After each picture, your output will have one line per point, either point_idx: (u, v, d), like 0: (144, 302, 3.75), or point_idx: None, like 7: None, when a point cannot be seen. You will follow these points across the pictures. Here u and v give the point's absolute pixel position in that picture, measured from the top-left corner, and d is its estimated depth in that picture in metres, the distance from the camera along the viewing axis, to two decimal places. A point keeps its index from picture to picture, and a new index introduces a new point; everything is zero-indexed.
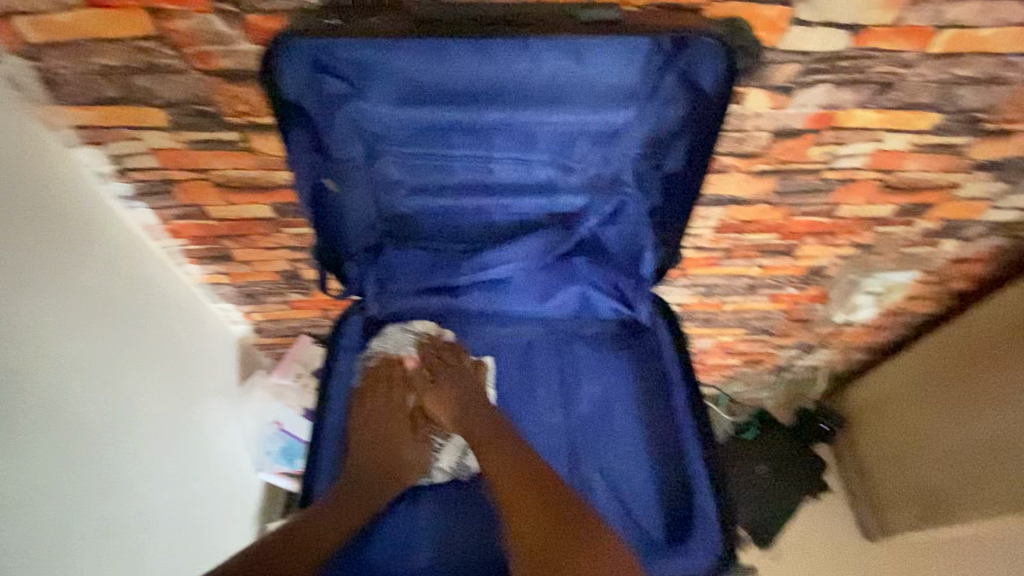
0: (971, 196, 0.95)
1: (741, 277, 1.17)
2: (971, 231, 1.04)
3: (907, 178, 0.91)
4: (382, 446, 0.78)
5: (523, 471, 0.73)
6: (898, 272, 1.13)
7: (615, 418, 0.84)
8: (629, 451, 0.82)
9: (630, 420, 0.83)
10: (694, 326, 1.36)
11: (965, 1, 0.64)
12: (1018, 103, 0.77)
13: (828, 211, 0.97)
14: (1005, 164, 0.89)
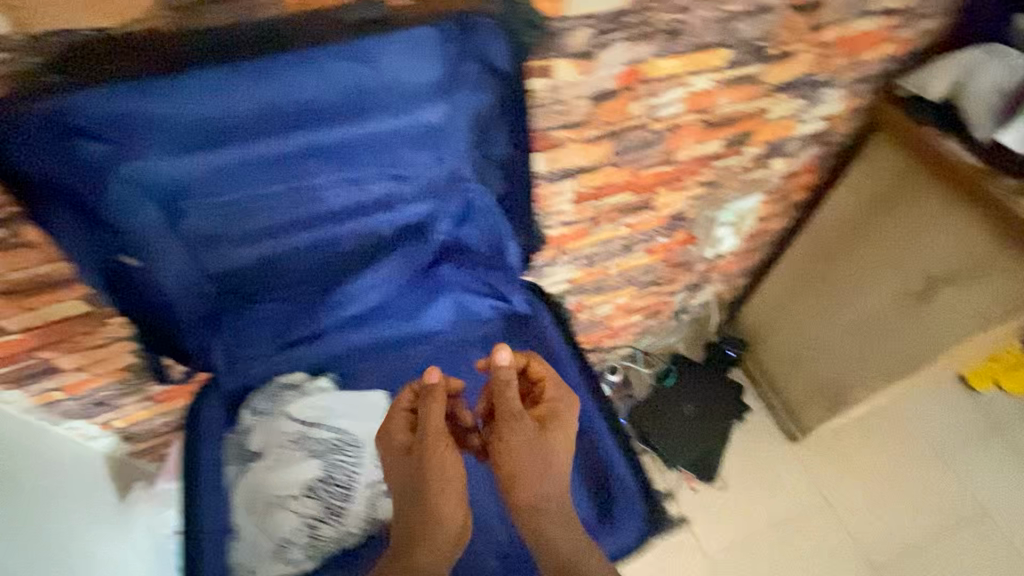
0: (780, 116, 1.05)
1: (614, 239, 1.21)
2: (791, 147, 1.15)
3: (722, 113, 0.97)
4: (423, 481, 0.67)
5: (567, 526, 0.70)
6: (744, 199, 1.22)
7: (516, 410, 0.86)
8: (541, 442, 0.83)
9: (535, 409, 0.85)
10: (590, 295, 1.39)
11: None
12: (788, 26, 0.85)
13: (667, 159, 1.03)
14: (796, 83, 0.98)
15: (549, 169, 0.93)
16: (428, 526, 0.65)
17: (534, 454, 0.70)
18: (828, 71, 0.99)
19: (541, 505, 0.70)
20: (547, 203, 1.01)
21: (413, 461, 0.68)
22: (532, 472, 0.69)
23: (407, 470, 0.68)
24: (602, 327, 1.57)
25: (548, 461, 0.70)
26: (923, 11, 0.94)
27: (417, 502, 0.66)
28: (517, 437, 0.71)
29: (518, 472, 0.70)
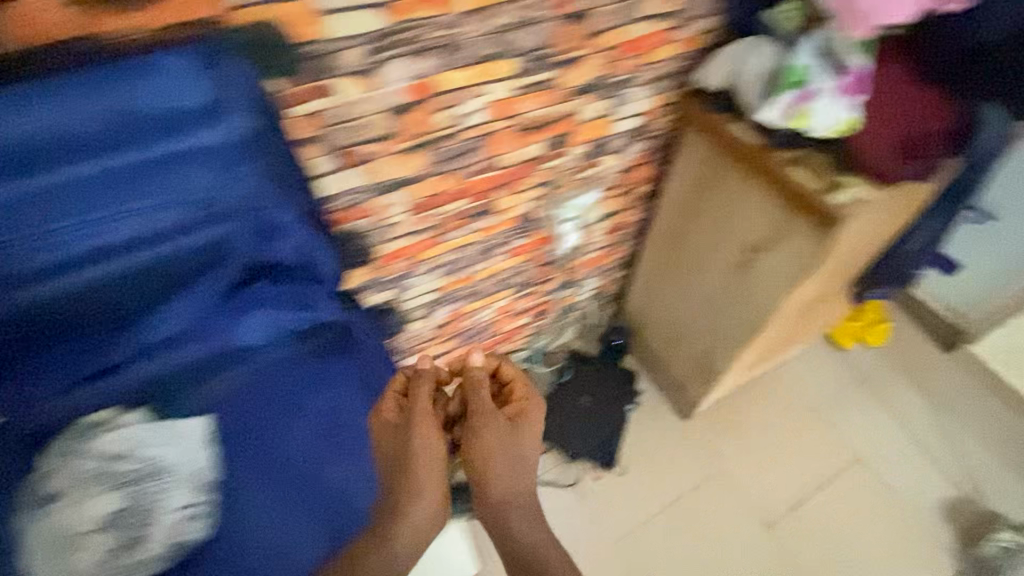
0: (594, 116, 1.14)
1: (470, 245, 1.26)
2: (616, 143, 1.25)
3: (531, 117, 1.05)
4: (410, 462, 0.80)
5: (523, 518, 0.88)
6: (585, 194, 1.31)
7: (344, 431, 0.84)
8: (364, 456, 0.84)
9: (359, 428, 0.85)
10: (466, 303, 1.43)
11: None
12: (563, 35, 0.95)
13: (493, 164, 1.09)
14: (597, 85, 1.08)
15: (372, 183, 0.97)
16: (417, 495, 0.79)
17: (501, 451, 0.86)
18: (625, 72, 1.09)
19: (505, 500, 0.87)
20: (381, 216, 1.04)
21: (407, 437, 0.81)
22: (503, 467, 0.85)
23: (395, 441, 0.81)
24: (490, 332, 1.61)
25: (518, 457, 0.86)
26: (694, 14, 1.07)
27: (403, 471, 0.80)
28: (493, 432, 0.87)
29: (491, 464, 0.85)
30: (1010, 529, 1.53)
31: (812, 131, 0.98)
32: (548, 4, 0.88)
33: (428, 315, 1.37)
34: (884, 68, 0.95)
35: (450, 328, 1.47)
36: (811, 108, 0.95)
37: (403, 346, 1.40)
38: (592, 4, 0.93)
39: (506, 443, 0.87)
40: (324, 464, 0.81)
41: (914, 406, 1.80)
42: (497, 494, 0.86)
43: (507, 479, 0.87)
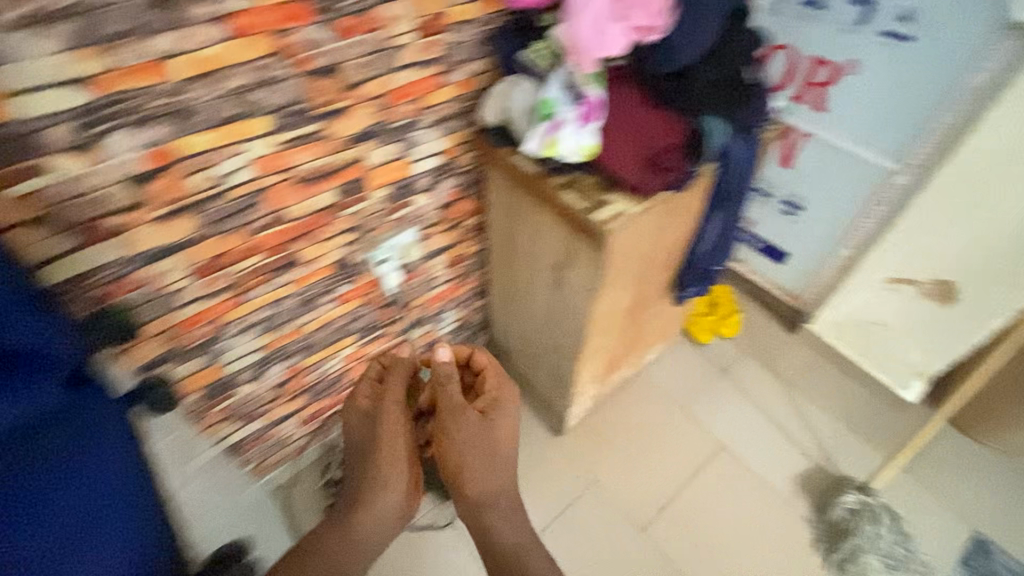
0: (386, 159, 1.16)
1: (286, 299, 1.23)
2: (422, 183, 1.27)
3: (308, 169, 1.05)
4: (389, 440, 1.17)
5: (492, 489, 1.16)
6: (401, 235, 1.31)
7: (102, 519, 0.74)
8: (122, 544, 0.76)
9: (112, 513, 0.75)
10: (304, 357, 1.39)
11: (156, 36, 0.77)
12: (316, 89, 0.96)
13: (280, 218, 1.09)
14: (376, 131, 1.10)
15: (135, 253, 0.94)
16: (386, 485, 1.14)
17: (476, 446, 1.16)
18: (404, 116, 1.12)
19: (487, 487, 1.16)
20: (161, 284, 1.01)
21: (383, 437, 1.17)
22: (477, 462, 1.15)
23: (372, 430, 1.19)
24: (347, 381, 1.58)
25: (490, 449, 1.17)
26: (460, 57, 1.12)
27: (379, 459, 1.15)
28: (465, 431, 1.17)
29: (466, 454, 1.16)
30: (855, 491, 1.63)
31: (565, 158, 1.05)
32: (286, 62, 0.90)
33: (259, 376, 1.32)
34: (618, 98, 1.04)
35: (292, 384, 1.43)
36: (558, 139, 1.02)
37: (240, 410, 1.35)
38: (337, 58, 0.95)
39: (477, 431, 1.17)
40: (81, 561, 0.70)
41: (768, 388, 1.93)
42: (474, 487, 1.15)
43: (484, 475, 1.16)
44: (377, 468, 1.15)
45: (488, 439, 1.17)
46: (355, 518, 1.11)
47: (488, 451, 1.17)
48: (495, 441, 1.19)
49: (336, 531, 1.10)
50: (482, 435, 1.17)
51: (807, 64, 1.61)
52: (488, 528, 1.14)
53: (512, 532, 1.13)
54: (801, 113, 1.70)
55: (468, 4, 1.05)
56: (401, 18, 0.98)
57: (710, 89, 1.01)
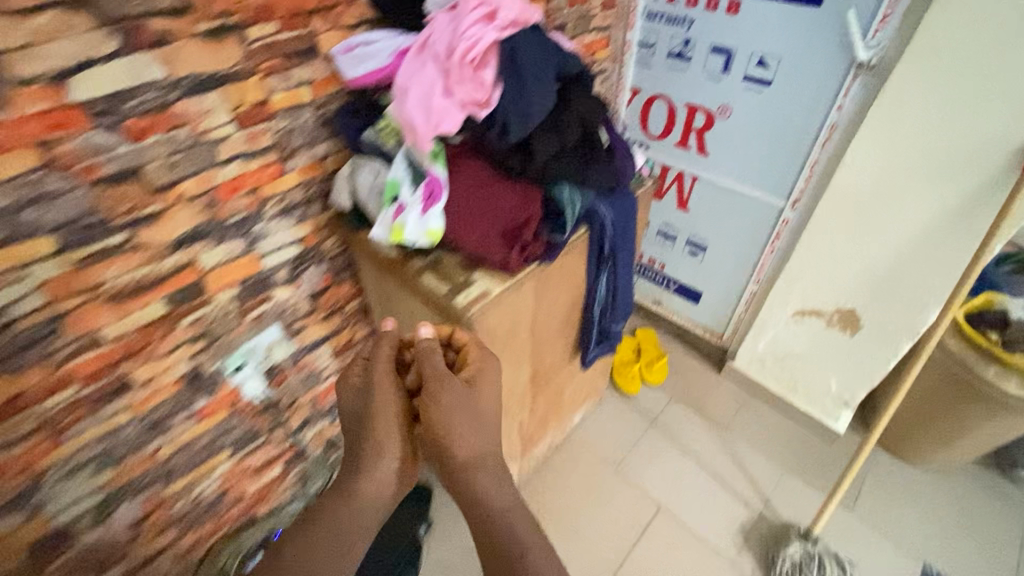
0: (228, 258, 1.04)
1: (124, 427, 1.05)
2: (282, 275, 1.15)
3: (123, 284, 0.90)
4: (373, 416, 0.90)
5: (483, 459, 0.86)
6: (263, 333, 1.18)
7: None
8: None
9: None
10: (165, 487, 1.19)
11: None
12: (115, 197, 0.83)
13: (96, 343, 0.92)
14: (208, 230, 0.97)
15: None
16: (375, 455, 0.90)
17: (461, 415, 0.86)
18: (242, 210, 1.01)
19: (476, 463, 0.85)
20: None
21: (371, 407, 0.91)
22: (464, 427, 0.85)
23: (361, 398, 0.94)
24: (231, 499, 1.37)
25: (478, 412, 0.87)
26: (300, 141, 1.03)
27: (365, 431, 0.90)
28: (449, 398, 0.86)
29: (453, 424, 0.85)
30: (797, 538, 1.54)
31: (415, 245, 0.94)
32: (64, 172, 0.77)
33: (104, 519, 1.11)
34: (462, 170, 0.97)
35: (155, 518, 1.21)
36: (403, 224, 0.92)
37: (85, 562, 1.12)
38: (135, 161, 0.83)
39: (462, 400, 0.87)
40: None
41: (700, 434, 1.85)
42: (462, 451, 0.85)
43: (470, 441, 0.86)
44: (363, 438, 0.90)
45: (477, 408, 0.88)
46: (347, 483, 0.89)
47: (475, 425, 0.86)
48: (480, 414, 0.88)
49: (331, 499, 0.89)
50: (470, 405, 0.87)
51: (686, 114, 1.64)
52: (478, 504, 0.82)
53: (497, 507, 0.81)
54: (690, 160, 1.71)
55: (296, 88, 0.97)
56: (213, 110, 0.88)
57: (559, 156, 0.94)
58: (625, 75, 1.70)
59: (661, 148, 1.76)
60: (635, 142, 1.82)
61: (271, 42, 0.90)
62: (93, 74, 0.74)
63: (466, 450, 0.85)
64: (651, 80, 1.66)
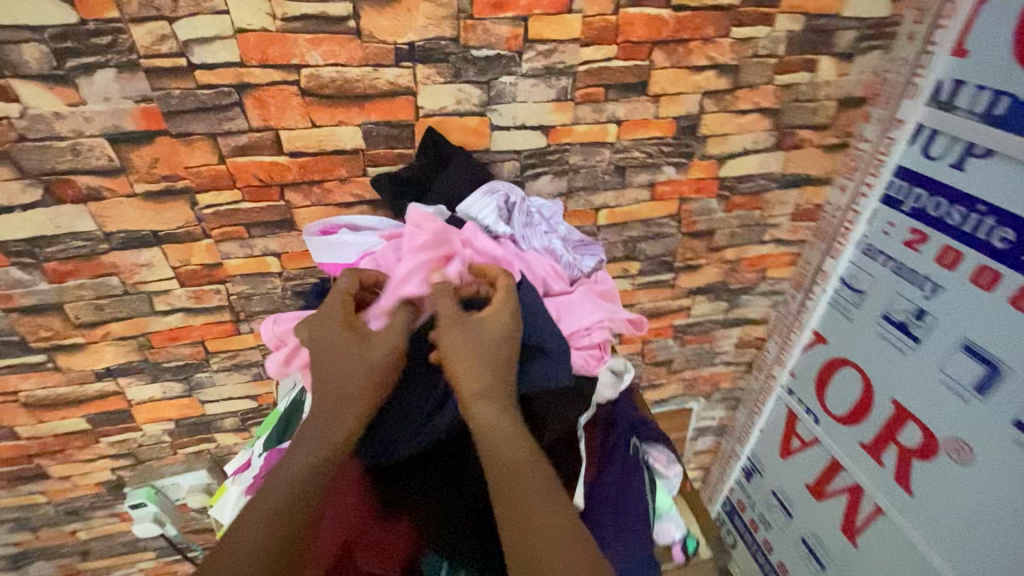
0: (161, 396, 0.93)
1: (38, 506, 1.02)
2: (228, 423, 1.01)
3: (40, 396, 0.87)
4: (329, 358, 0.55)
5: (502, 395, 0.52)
6: (188, 475, 1.04)
7: None
8: None
9: None
10: (79, 563, 1.14)
11: None
12: (32, 324, 0.79)
13: (10, 433, 0.90)
14: (138, 367, 0.89)
15: None
16: (336, 400, 0.52)
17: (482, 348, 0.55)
18: (182, 358, 0.90)
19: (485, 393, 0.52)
20: None
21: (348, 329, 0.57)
22: (466, 357, 0.54)
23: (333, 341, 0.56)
24: None
25: (491, 344, 0.55)
26: (261, 307, 0.87)
27: (338, 367, 0.54)
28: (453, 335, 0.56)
29: (454, 356, 0.54)
30: None
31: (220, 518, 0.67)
32: None
33: (15, 569, 1.10)
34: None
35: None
36: (230, 486, 0.69)
37: None
38: (55, 298, 0.78)
39: (464, 325, 0.56)
40: None
41: None
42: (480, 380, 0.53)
43: (483, 374, 0.53)
44: (327, 358, 0.55)
45: (483, 338, 0.55)
46: (304, 428, 0.51)
47: (486, 348, 0.54)
48: (497, 337, 0.56)
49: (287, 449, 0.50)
50: (479, 339, 0.55)
51: (889, 416, 0.99)
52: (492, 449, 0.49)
53: (520, 455, 0.47)
54: (880, 484, 1.02)
55: (259, 257, 0.82)
56: (151, 266, 0.78)
57: (444, 512, 0.56)
58: (811, 313, 1.13)
59: (838, 437, 1.11)
60: (801, 405, 1.20)
61: (229, 210, 0.76)
62: (10, 219, 0.70)
63: (472, 384, 0.52)
64: (848, 338, 1.06)
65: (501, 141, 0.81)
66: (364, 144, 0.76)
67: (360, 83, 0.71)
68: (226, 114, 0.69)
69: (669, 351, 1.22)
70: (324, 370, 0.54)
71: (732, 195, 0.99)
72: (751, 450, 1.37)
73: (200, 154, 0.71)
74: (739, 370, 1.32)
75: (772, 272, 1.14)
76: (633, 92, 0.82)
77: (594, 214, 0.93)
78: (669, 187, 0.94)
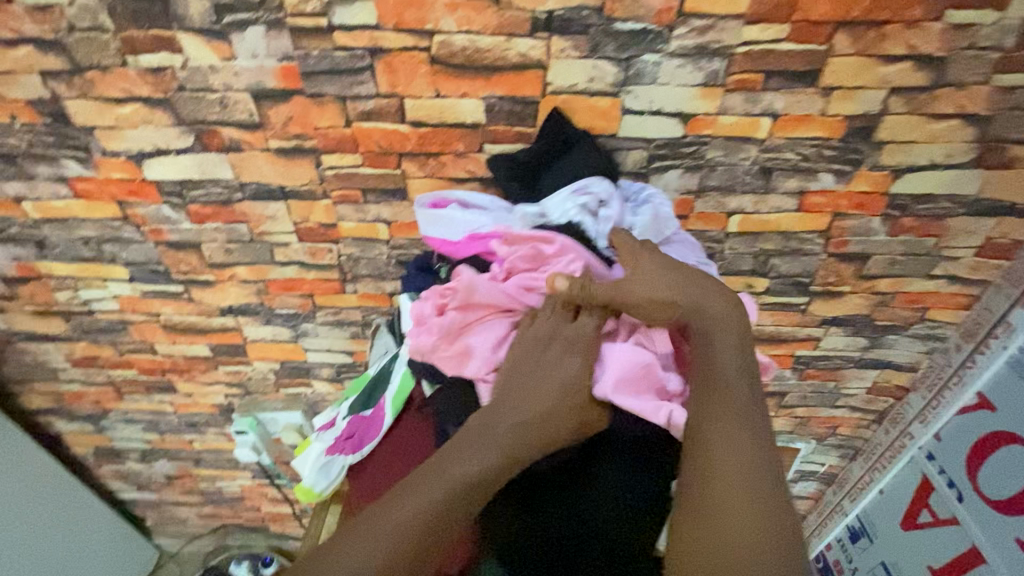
0: (271, 339, 1.00)
1: (166, 414, 1.16)
2: (325, 373, 1.06)
3: (175, 321, 0.98)
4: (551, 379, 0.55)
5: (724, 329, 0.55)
6: (284, 413, 1.11)
7: None
8: None
9: None
10: (193, 468, 1.30)
11: (9, 182, 0.81)
12: (176, 258, 0.88)
13: (150, 348, 1.03)
14: (255, 310, 0.96)
15: (13, 329, 1.01)
16: (542, 427, 0.53)
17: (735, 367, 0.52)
18: (292, 307, 0.95)
19: (728, 414, 0.49)
20: (41, 360, 1.06)
21: (573, 364, 0.56)
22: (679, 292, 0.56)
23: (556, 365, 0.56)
24: (245, 508, 1.41)
25: (700, 291, 0.56)
26: (366, 271, 0.89)
27: (553, 394, 0.54)
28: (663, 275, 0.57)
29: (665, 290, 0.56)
30: None
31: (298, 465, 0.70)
32: (138, 227, 0.85)
33: (146, 461, 1.28)
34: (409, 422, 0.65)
35: (184, 482, 1.33)
36: (313, 440, 0.71)
37: (127, 479, 1.33)
38: (195, 237, 0.85)
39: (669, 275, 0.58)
40: None
41: None
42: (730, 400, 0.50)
43: (699, 303, 0.56)
44: (540, 387, 0.54)
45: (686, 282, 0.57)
46: (506, 431, 0.52)
47: (690, 292, 0.56)
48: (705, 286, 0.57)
49: (454, 459, 0.50)
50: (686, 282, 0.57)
51: None
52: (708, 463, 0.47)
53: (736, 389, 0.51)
54: None
55: (371, 222, 0.83)
56: (275, 218, 0.83)
57: (517, 536, 0.54)
58: (979, 370, 0.93)
59: (989, 526, 0.90)
60: (941, 476, 0.99)
61: (349, 173, 0.77)
62: (167, 161, 0.77)
63: (682, 315, 0.56)
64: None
65: (631, 127, 0.73)
66: (485, 119, 0.72)
67: (491, 54, 0.67)
68: (357, 77, 0.69)
69: (784, 382, 1.07)
70: (541, 388, 0.54)
71: (902, 217, 0.82)
72: (863, 508, 1.17)
73: (328, 116, 0.72)
74: (866, 418, 1.13)
75: (935, 313, 0.94)
76: (799, 82, 0.69)
77: (724, 218, 0.82)
78: (822, 198, 0.80)
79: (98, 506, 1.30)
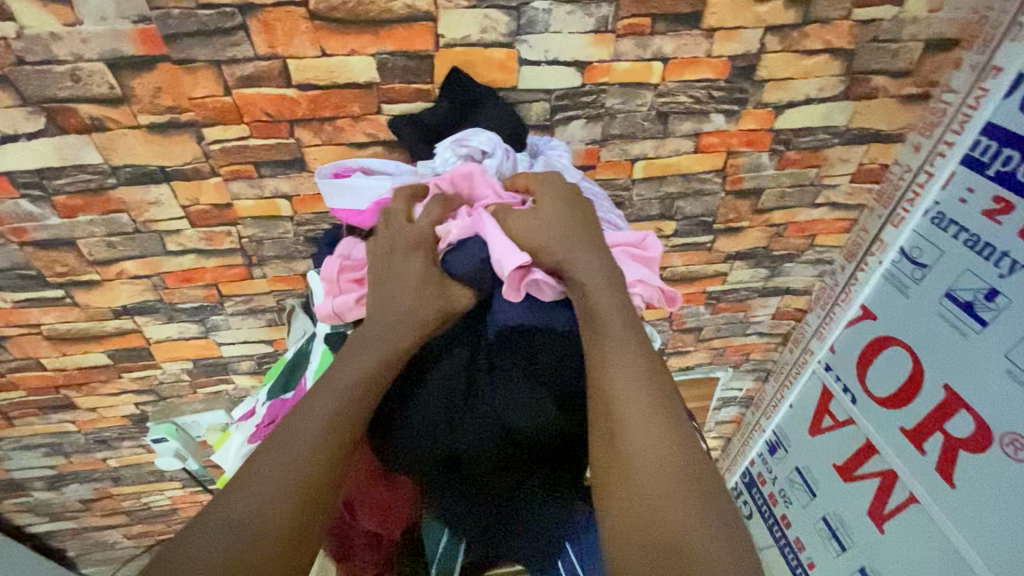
0: (179, 337, 0.93)
1: (69, 434, 1.06)
2: (244, 366, 1.00)
3: (61, 330, 0.88)
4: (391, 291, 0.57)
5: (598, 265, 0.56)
6: (207, 414, 1.06)
7: None
8: None
9: None
10: (112, 487, 1.20)
11: None
12: (49, 258, 0.79)
13: (36, 363, 0.92)
14: (153, 307, 0.88)
15: None
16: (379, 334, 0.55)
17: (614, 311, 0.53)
18: (196, 299, 0.88)
19: (619, 351, 0.51)
20: None
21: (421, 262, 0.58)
22: (555, 235, 0.57)
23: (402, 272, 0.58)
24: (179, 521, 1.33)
25: (568, 231, 0.57)
26: (273, 253, 0.84)
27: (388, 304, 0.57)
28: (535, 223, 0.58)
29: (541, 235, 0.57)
30: None
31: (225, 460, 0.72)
32: None
33: (54, 488, 1.16)
34: None
35: (103, 504, 1.23)
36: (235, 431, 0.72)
37: (35, 511, 1.21)
38: (68, 233, 0.76)
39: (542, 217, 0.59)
40: None
41: None
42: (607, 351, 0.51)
43: (572, 247, 0.56)
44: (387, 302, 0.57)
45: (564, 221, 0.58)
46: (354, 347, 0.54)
47: (560, 232, 0.57)
48: (572, 225, 0.58)
49: (294, 421, 0.48)
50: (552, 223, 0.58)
51: (938, 403, 0.91)
52: (617, 423, 0.48)
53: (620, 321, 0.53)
54: (918, 473, 0.96)
55: (269, 199, 0.78)
56: (160, 203, 0.75)
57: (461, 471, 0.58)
58: (861, 286, 1.04)
59: (878, 419, 1.03)
60: (838, 382, 1.12)
61: (237, 146, 0.72)
62: (17, 148, 0.68)
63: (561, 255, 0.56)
64: (900, 312, 0.97)
65: (530, 79, 0.73)
66: (379, 78, 0.69)
67: (376, 6, 0.63)
68: (231, 38, 0.63)
69: (699, 318, 1.15)
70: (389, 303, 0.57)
71: (787, 151, 0.88)
72: (779, 423, 1.29)
73: (204, 83, 0.66)
74: (773, 341, 1.24)
75: (822, 239, 1.04)
76: (684, 24, 0.71)
77: (629, 165, 0.85)
78: (716, 138, 0.84)
79: (7, 543, 1.18)
